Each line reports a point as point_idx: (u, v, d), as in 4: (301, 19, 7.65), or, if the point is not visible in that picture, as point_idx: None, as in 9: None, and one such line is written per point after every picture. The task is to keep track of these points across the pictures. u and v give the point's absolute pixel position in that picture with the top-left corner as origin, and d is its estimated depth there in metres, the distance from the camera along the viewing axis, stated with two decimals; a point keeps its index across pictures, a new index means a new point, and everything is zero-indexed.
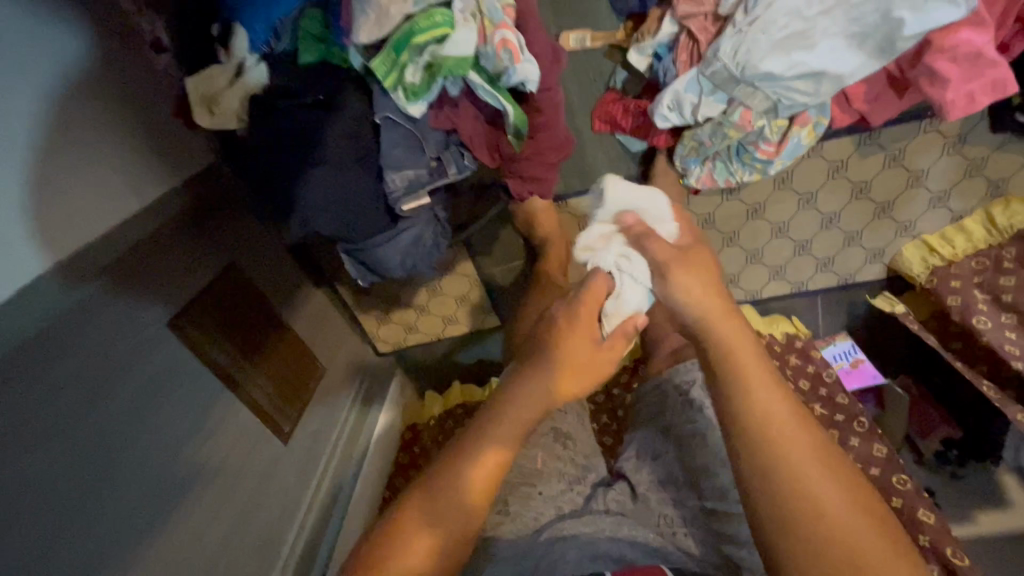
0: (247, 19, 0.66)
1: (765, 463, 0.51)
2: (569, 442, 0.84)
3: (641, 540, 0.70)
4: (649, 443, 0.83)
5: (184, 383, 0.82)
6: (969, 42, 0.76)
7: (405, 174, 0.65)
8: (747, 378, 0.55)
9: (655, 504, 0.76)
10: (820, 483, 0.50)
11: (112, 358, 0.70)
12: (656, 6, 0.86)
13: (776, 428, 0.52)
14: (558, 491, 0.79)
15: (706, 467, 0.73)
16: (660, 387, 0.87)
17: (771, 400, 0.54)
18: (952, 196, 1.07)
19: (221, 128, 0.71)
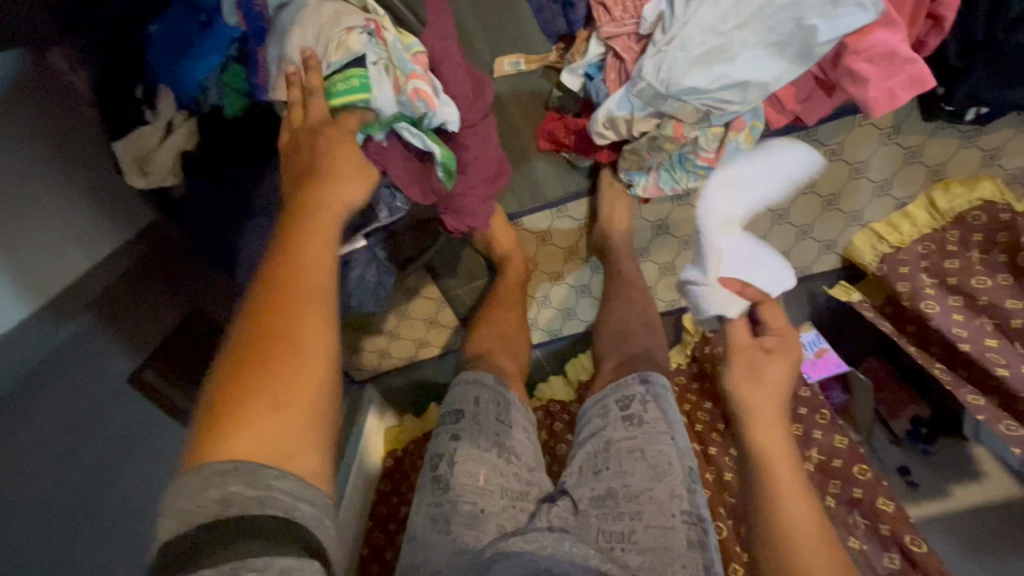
0: (173, 78, 0.67)
1: (776, 541, 0.71)
2: (513, 457, 0.81)
3: (580, 558, 0.70)
4: (591, 459, 0.81)
5: (153, 437, 0.81)
6: (883, 43, 0.78)
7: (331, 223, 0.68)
8: (768, 463, 0.76)
9: (597, 520, 0.76)
10: (810, 546, 0.70)
11: None
12: (583, 28, 0.87)
13: (790, 512, 0.72)
14: (500, 507, 0.76)
15: (644, 484, 0.76)
16: (601, 402, 0.86)
17: (790, 484, 0.74)
18: (894, 183, 1.10)
19: (159, 186, 0.71)
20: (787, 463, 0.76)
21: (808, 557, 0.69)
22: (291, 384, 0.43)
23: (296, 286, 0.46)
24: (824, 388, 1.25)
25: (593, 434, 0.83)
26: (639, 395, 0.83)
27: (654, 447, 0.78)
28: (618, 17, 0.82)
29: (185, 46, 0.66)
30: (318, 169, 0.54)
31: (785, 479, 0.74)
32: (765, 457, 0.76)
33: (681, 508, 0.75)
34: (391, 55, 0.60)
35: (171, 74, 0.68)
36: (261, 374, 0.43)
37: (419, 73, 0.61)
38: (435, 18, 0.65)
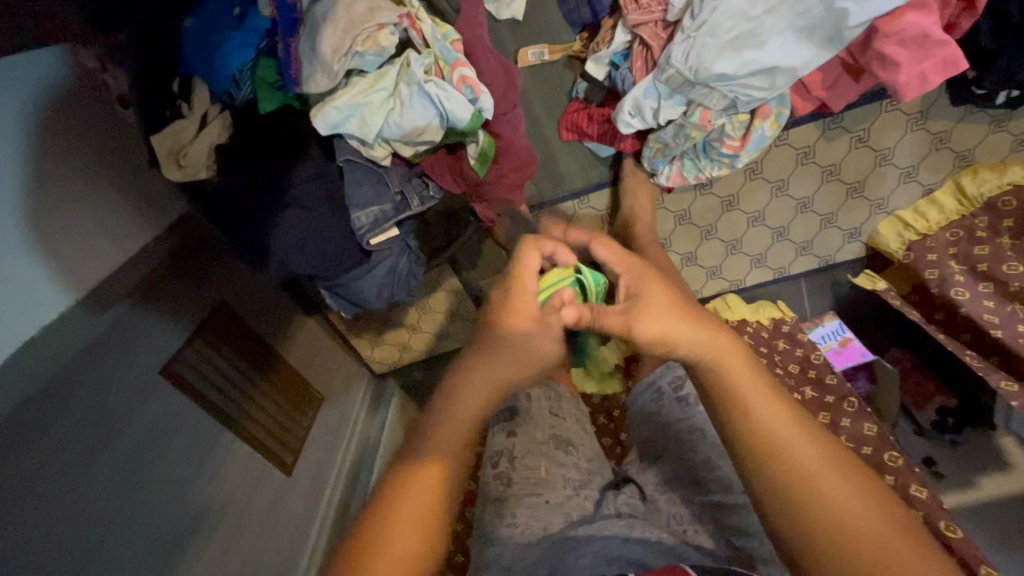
0: (204, 71, 0.69)
1: (789, 499, 0.50)
2: (571, 447, 0.82)
3: (655, 539, 0.66)
4: (648, 444, 0.80)
5: (186, 425, 0.83)
6: (915, 25, 0.77)
7: (371, 210, 0.66)
8: (742, 394, 0.54)
9: (664, 504, 0.73)
10: (834, 496, 0.49)
11: (111, 408, 0.72)
12: (608, 16, 0.87)
13: (790, 449, 0.51)
14: (564, 497, 0.75)
15: (707, 464, 0.72)
16: (651, 384, 0.83)
17: (773, 414, 0.53)
18: (921, 170, 1.09)
19: (192, 179, 0.72)
20: (757, 385, 0.55)
21: (845, 511, 0.48)
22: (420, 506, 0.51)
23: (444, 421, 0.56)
24: (849, 378, 1.26)
25: (649, 418, 0.82)
26: (692, 373, 0.79)
27: (717, 425, 0.74)
28: (643, 4, 0.81)
29: (216, 39, 0.67)
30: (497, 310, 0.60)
31: (762, 407, 0.53)
32: (735, 392, 0.54)
33: (752, 484, 0.68)
34: (434, 46, 0.61)
35: (206, 67, 0.68)
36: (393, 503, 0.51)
37: (461, 62, 0.62)
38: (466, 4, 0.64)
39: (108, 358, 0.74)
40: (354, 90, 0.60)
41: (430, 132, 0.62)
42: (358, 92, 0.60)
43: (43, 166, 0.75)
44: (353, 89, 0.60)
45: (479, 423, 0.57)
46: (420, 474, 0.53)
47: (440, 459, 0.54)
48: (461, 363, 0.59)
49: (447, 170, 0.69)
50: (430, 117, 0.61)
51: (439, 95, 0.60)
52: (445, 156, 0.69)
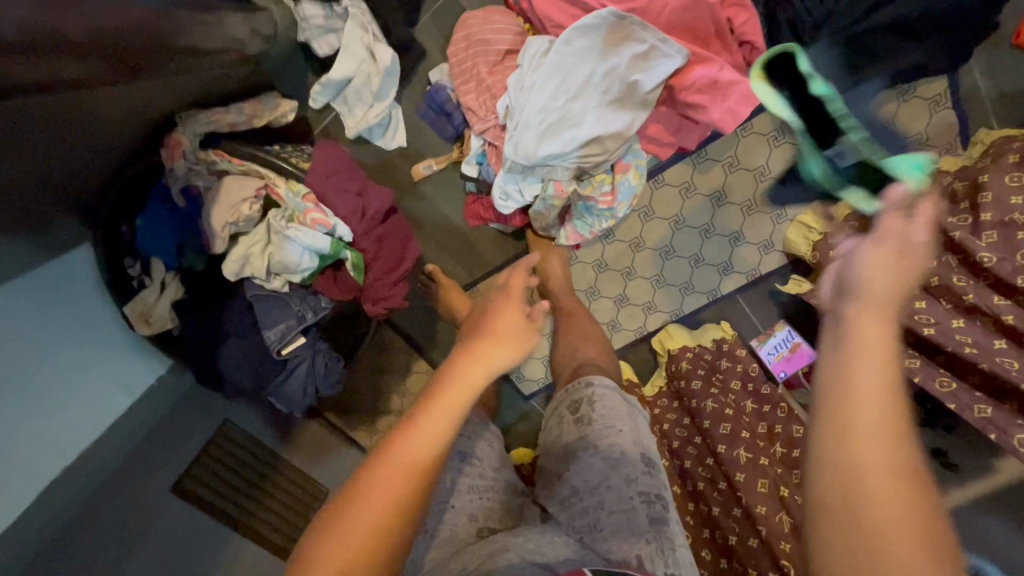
0: (158, 251, 0.93)
1: (826, 487, 0.42)
2: (474, 461, 0.86)
3: (563, 547, 0.73)
4: (553, 464, 0.86)
5: (194, 535, 1.02)
6: (704, 76, 0.91)
7: (278, 327, 0.85)
8: (857, 365, 0.42)
9: (566, 519, 0.78)
10: (900, 526, 0.38)
11: (130, 527, 0.93)
12: (466, 127, 1.06)
13: (870, 463, 0.40)
14: (469, 505, 0.81)
15: (601, 476, 0.79)
16: (557, 410, 0.91)
17: (879, 401, 0.41)
18: (803, 176, 1.18)
19: (162, 330, 0.93)
20: (882, 354, 0.42)
21: (894, 539, 0.38)
22: (398, 485, 0.53)
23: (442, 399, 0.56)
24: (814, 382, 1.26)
25: (554, 442, 0.88)
26: (586, 398, 0.87)
27: (605, 439, 0.81)
28: (482, 115, 0.99)
29: (157, 225, 0.92)
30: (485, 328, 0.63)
31: (875, 381, 0.42)
32: (864, 352, 0.43)
33: (639, 490, 0.78)
34: (294, 203, 0.82)
35: (159, 247, 0.93)
36: (369, 482, 0.53)
37: (312, 208, 0.82)
38: (320, 160, 0.86)
39: (131, 479, 0.96)
40: (244, 251, 0.80)
41: (306, 264, 0.82)
42: (247, 250, 0.80)
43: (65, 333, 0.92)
44: (242, 249, 0.80)
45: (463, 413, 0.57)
46: (406, 444, 0.54)
47: (424, 455, 0.54)
48: (462, 359, 0.60)
49: (334, 281, 0.88)
50: (303, 253, 0.81)
51: (304, 237, 0.80)
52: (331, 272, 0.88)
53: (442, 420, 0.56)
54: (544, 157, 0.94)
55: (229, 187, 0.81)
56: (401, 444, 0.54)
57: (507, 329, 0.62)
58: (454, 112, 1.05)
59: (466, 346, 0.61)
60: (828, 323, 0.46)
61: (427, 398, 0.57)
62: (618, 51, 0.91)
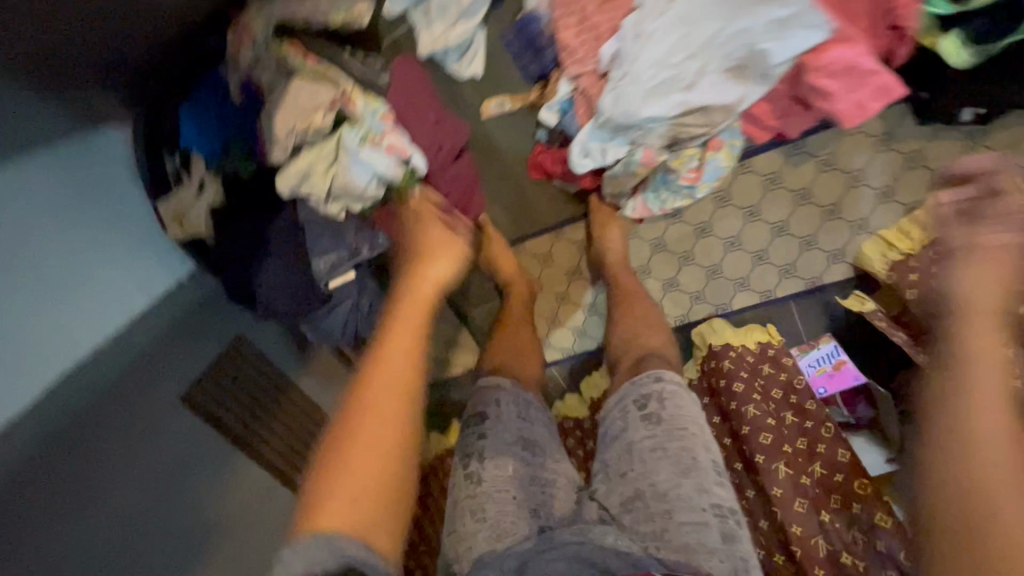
0: (200, 147, 0.83)
1: (942, 450, 0.51)
2: (537, 449, 0.85)
3: (626, 549, 0.68)
4: (614, 462, 0.81)
5: (203, 455, 0.94)
6: (842, 58, 0.80)
7: (328, 257, 0.82)
8: (969, 361, 0.55)
9: (631, 523, 0.75)
10: (1017, 484, 0.47)
11: (127, 446, 0.83)
12: (556, 69, 0.95)
13: (984, 475, 0.48)
14: (530, 496, 0.79)
15: (671, 482, 0.75)
16: (617, 402, 0.86)
17: (988, 392, 0.53)
18: (898, 189, 1.08)
19: (195, 237, 0.85)
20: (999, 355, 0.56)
21: (1007, 518, 0.46)
22: (395, 408, 0.59)
23: (407, 333, 0.65)
24: (848, 404, 1.20)
25: (611, 437, 0.84)
26: (655, 393, 0.82)
27: (676, 444, 0.78)
28: (580, 57, 0.88)
29: (204, 119, 0.82)
30: (421, 249, 0.76)
31: (989, 374, 0.54)
32: (969, 359, 0.56)
33: (712, 502, 0.74)
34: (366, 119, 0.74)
35: (202, 144, 0.83)
36: (359, 420, 0.58)
37: (390, 131, 0.74)
38: (403, 85, 0.78)
39: (128, 386, 0.85)
40: (304, 163, 0.73)
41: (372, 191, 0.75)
42: (307, 163, 0.73)
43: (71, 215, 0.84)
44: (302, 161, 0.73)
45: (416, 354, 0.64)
46: (380, 372, 0.62)
47: (395, 390, 0.60)
48: (403, 292, 0.71)
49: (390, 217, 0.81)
50: (369, 180, 0.74)
51: (375, 163, 0.73)
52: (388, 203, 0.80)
53: (405, 341, 0.64)
54: (643, 119, 0.84)
55: (296, 87, 0.72)
56: (390, 366, 0.62)
57: (436, 248, 0.75)
58: (546, 48, 0.93)
59: (410, 268, 0.74)
60: (946, 336, 0.58)
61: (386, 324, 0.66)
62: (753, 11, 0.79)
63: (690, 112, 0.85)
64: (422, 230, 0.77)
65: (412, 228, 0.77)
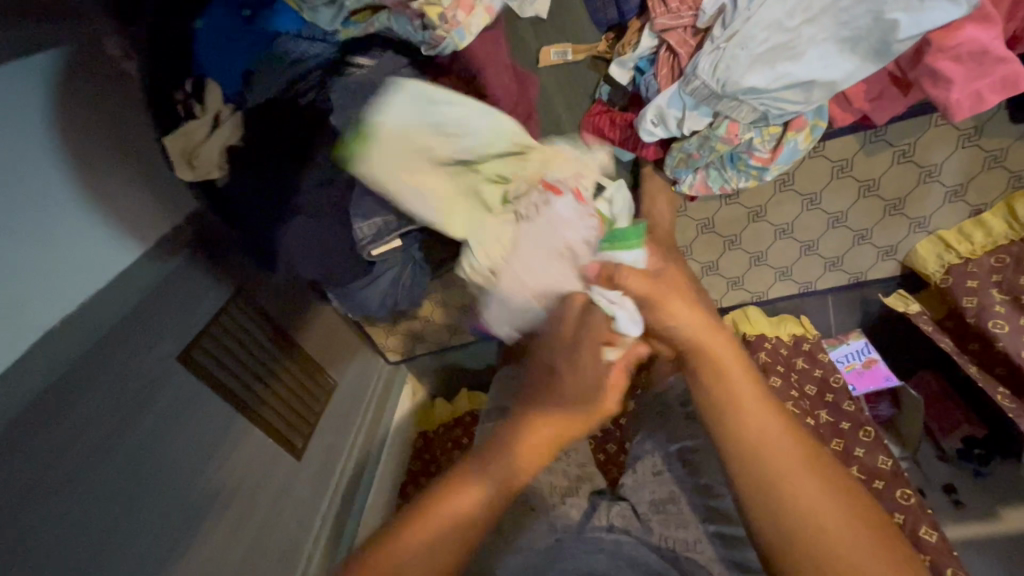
0: (219, 71, 0.69)
1: (762, 494, 0.53)
2: (560, 453, 0.81)
3: (642, 557, 0.65)
4: (648, 459, 0.79)
5: (200, 413, 0.84)
6: (974, 40, 0.70)
7: (373, 222, 0.69)
8: (739, 404, 0.56)
9: (657, 528, 0.71)
10: (809, 492, 0.53)
11: (132, 394, 0.73)
12: (635, 18, 0.84)
13: (781, 471, 0.53)
14: (550, 503, 0.75)
15: (710, 490, 0.71)
16: (661, 397, 0.82)
17: (770, 429, 0.55)
18: (969, 190, 1.01)
19: (204, 179, 0.72)
20: (749, 388, 0.57)
21: (811, 508, 0.52)
22: (488, 488, 0.55)
23: (525, 445, 0.57)
24: (870, 401, 1.22)
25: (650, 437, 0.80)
26: None
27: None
28: (674, 9, 0.77)
29: (227, 36, 0.67)
30: (544, 391, 0.58)
31: (751, 413, 0.56)
32: (730, 401, 0.57)
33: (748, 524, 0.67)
34: (536, 182, 0.65)
35: (222, 68, 0.68)
36: (461, 477, 0.56)
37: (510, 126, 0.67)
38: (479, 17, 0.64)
39: (127, 342, 0.74)
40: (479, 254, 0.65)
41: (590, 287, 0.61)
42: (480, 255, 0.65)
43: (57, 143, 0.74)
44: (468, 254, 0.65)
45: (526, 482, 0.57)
46: (483, 467, 0.56)
47: (490, 476, 0.56)
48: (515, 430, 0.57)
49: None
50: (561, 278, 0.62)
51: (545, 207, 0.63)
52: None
53: (537, 453, 0.57)
54: (743, 83, 0.73)
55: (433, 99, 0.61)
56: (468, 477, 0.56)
57: (582, 418, 0.57)
58: None
59: (511, 433, 0.57)
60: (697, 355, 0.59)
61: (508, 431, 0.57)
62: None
63: (792, 87, 0.74)
64: (558, 363, 0.58)
65: (556, 386, 0.57)
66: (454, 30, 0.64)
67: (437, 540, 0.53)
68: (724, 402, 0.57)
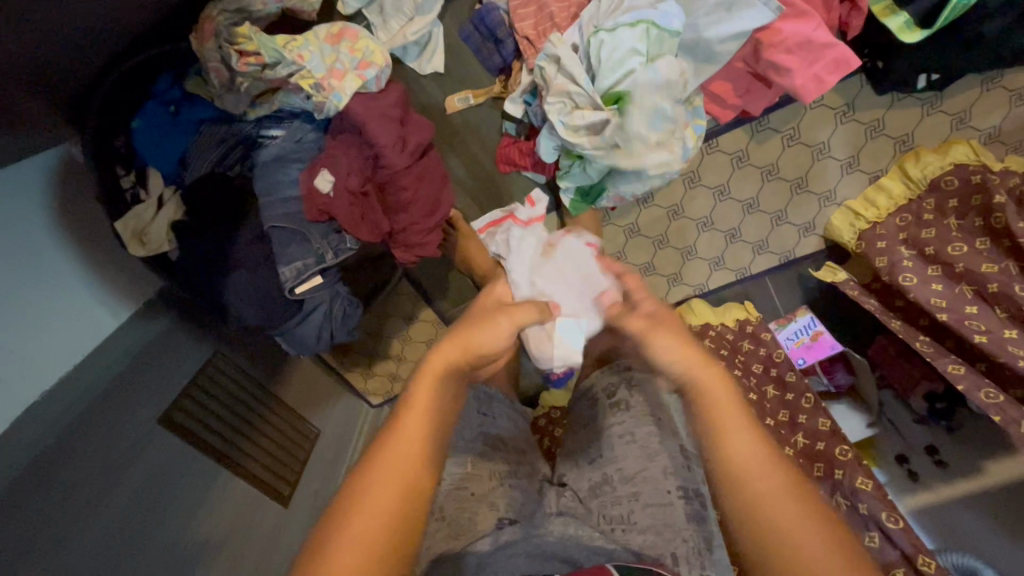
0: (156, 161, 0.81)
1: (741, 510, 0.54)
2: (501, 445, 0.84)
3: (585, 539, 0.71)
4: (586, 450, 0.83)
5: (185, 470, 0.88)
6: (796, 34, 0.82)
7: (294, 265, 0.79)
8: (725, 423, 0.57)
9: (597, 508, 0.76)
10: (785, 513, 0.52)
11: (116, 455, 0.78)
12: (516, 59, 0.95)
13: (761, 483, 0.54)
14: (490, 489, 0.77)
15: (638, 466, 0.76)
16: (589, 393, 0.87)
17: (746, 447, 0.56)
18: (861, 159, 1.10)
19: (156, 253, 0.81)
20: (739, 417, 0.57)
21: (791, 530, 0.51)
22: (395, 503, 0.52)
23: (405, 446, 0.55)
24: (827, 371, 1.22)
25: (586, 426, 0.85)
26: (625, 380, 0.83)
27: (646, 430, 0.78)
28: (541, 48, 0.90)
29: (157, 131, 0.80)
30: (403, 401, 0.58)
31: (739, 439, 0.56)
32: (716, 427, 0.57)
33: (677, 484, 0.74)
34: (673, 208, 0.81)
35: (159, 157, 0.81)
36: (358, 517, 0.51)
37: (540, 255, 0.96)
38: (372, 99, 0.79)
39: (109, 408, 0.81)
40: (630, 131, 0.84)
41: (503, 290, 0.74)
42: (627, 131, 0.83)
43: (38, 236, 0.84)
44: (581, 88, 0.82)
45: (419, 484, 0.54)
46: (389, 481, 0.53)
47: (402, 493, 0.53)
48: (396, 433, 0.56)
49: (347, 205, 0.79)
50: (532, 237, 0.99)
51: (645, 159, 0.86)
52: (347, 195, 0.79)
53: (420, 437, 0.56)
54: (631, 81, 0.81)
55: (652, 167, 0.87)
56: (383, 465, 0.54)
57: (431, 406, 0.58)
58: (506, 39, 0.94)
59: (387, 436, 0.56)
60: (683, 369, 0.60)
61: (393, 431, 0.56)
62: (694, 0, 0.83)
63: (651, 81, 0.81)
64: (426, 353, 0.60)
65: (422, 383, 0.59)
66: (331, 94, 0.77)
67: (382, 548, 0.51)
68: (713, 418, 0.57)
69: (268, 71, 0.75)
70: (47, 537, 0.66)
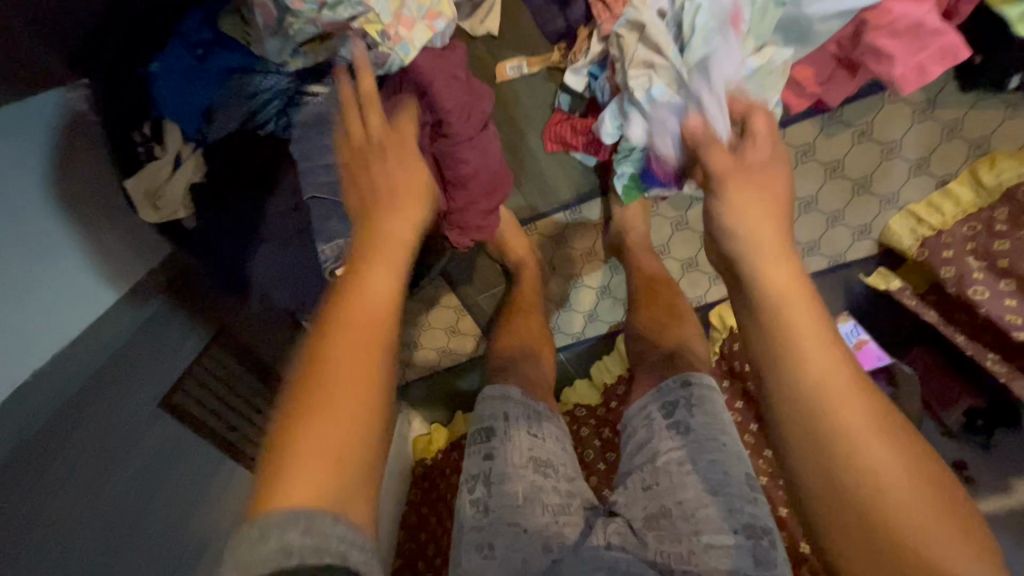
0: (175, 111, 0.70)
1: (816, 445, 0.48)
2: (550, 469, 0.75)
3: None
4: (638, 474, 0.74)
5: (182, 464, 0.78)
6: (907, 16, 0.74)
7: (336, 243, 0.68)
8: (804, 342, 0.49)
9: (652, 544, 0.67)
10: (874, 448, 0.47)
11: (107, 448, 0.68)
12: (583, 25, 0.86)
13: (843, 412, 0.48)
14: (545, 524, 0.69)
15: (699, 500, 0.67)
16: (641, 411, 0.79)
17: (831, 372, 0.49)
18: (931, 161, 1.03)
19: (171, 220, 0.72)
20: (820, 336, 0.50)
21: (875, 459, 0.47)
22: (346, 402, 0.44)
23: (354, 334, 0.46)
24: None
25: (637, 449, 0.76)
26: (684, 400, 0.75)
27: (709, 458, 0.69)
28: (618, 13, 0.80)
29: (178, 75, 0.69)
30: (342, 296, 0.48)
31: (821, 360, 0.49)
32: (797, 353, 0.49)
33: (743, 522, 0.64)
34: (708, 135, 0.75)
35: (178, 106, 0.70)
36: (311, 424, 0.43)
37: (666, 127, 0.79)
38: (433, 59, 0.69)
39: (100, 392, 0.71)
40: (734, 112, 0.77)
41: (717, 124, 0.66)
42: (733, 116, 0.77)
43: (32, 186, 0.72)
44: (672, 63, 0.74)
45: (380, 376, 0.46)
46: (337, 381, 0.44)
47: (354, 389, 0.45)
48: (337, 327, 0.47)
49: None
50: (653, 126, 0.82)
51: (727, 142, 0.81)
52: None
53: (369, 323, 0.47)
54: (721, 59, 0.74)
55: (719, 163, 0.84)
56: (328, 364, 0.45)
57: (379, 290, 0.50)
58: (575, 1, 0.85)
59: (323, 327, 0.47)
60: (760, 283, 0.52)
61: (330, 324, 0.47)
62: None
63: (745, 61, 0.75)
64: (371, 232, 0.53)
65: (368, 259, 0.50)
66: (398, 46, 0.65)
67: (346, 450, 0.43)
68: (786, 339, 0.50)
69: (327, 12, 0.61)
70: (32, 542, 0.57)
